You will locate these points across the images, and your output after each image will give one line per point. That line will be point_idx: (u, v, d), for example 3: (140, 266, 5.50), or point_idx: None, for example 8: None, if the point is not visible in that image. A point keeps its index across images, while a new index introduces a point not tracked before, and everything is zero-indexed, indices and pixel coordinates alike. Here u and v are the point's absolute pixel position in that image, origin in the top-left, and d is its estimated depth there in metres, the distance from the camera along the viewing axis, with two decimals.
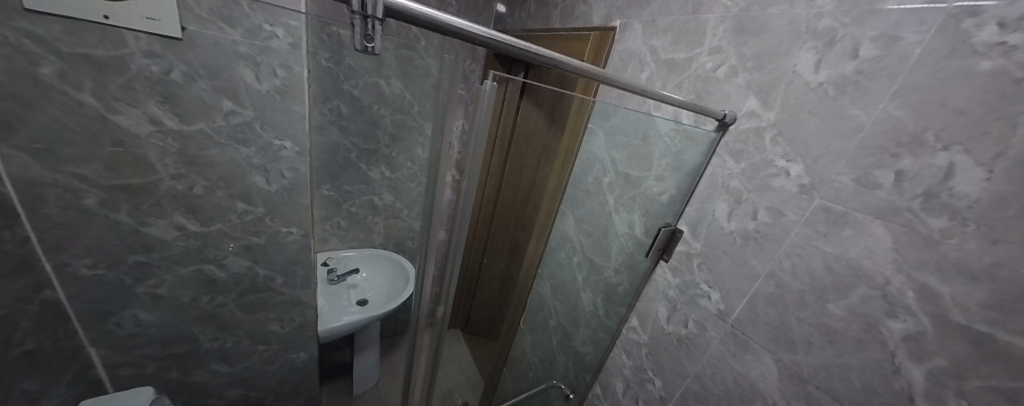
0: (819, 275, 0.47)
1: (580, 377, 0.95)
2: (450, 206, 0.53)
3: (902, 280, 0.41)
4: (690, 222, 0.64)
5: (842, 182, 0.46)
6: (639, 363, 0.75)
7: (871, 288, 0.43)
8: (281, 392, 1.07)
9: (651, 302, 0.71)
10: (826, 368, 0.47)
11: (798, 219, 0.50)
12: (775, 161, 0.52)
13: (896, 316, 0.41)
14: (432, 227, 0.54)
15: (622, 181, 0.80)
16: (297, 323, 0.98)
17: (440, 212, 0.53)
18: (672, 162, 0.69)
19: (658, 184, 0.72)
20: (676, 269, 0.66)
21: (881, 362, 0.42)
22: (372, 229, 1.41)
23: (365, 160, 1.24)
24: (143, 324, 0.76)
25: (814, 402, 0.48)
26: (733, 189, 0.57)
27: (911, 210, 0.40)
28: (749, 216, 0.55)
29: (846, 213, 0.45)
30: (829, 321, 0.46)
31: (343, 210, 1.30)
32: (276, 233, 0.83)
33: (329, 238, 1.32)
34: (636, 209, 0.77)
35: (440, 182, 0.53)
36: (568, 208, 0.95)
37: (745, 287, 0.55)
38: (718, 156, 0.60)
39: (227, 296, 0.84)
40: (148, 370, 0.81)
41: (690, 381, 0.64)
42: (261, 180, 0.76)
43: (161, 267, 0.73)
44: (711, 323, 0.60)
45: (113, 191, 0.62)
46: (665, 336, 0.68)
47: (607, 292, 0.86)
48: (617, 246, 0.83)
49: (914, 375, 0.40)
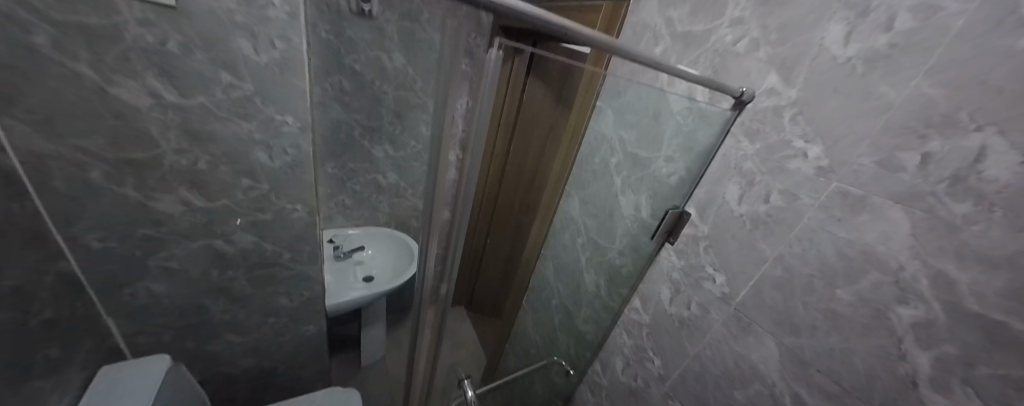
0: (829, 260, 0.46)
1: (580, 355, 0.97)
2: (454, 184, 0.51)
3: (917, 267, 0.40)
4: (699, 205, 0.63)
5: (863, 164, 0.44)
6: (640, 342, 0.76)
7: (884, 274, 0.42)
8: (292, 362, 1.12)
9: (654, 283, 0.72)
10: (829, 352, 0.47)
11: (812, 204, 0.48)
12: (793, 142, 0.50)
13: (908, 302, 0.40)
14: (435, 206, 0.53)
15: (629, 162, 0.78)
16: (306, 297, 1.00)
17: (444, 190, 0.52)
18: (683, 142, 0.66)
19: (667, 165, 0.70)
20: (682, 252, 0.66)
21: (886, 347, 0.42)
22: (376, 208, 1.41)
23: (369, 137, 1.22)
24: (155, 295, 0.79)
25: (814, 384, 0.48)
26: (746, 171, 0.55)
27: (936, 194, 0.38)
28: (761, 199, 0.53)
29: (864, 197, 0.44)
30: (837, 306, 0.46)
31: (347, 188, 1.30)
32: (282, 209, 0.84)
33: (335, 215, 1.34)
34: (643, 191, 0.76)
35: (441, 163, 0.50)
36: (574, 190, 0.94)
37: (752, 270, 0.55)
38: (732, 137, 0.57)
39: (237, 270, 0.86)
40: (165, 339, 0.85)
41: (689, 362, 0.65)
42: (265, 156, 0.75)
43: (170, 241, 0.74)
44: (714, 305, 0.60)
45: (118, 165, 0.62)
46: (667, 317, 0.69)
47: (610, 273, 0.86)
48: (622, 227, 0.82)
49: (921, 360, 0.39)
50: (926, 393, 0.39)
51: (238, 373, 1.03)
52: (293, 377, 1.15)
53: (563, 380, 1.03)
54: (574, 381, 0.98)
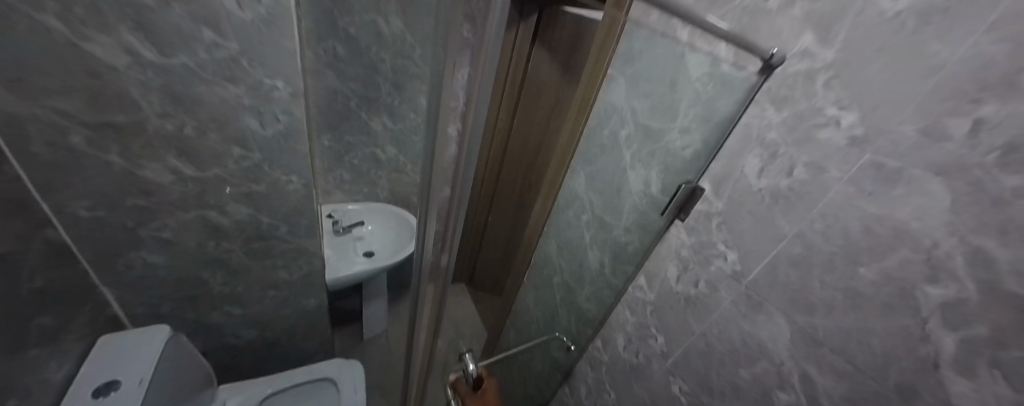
0: (854, 237, 0.44)
1: (580, 331, 0.97)
2: (454, 165, 0.38)
3: (953, 244, 0.36)
4: (715, 180, 0.59)
5: (904, 133, 0.39)
6: (643, 320, 0.75)
7: (915, 251, 0.39)
8: (294, 335, 1.13)
9: (661, 261, 0.70)
10: (845, 331, 0.45)
11: (841, 177, 0.45)
12: (825, 109, 0.46)
13: (938, 281, 0.38)
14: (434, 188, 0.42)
15: (641, 134, 0.74)
16: (305, 271, 0.99)
17: (444, 174, 0.40)
18: (702, 111, 0.62)
19: (682, 137, 0.65)
20: (692, 229, 0.63)
21: (909, 327, 0.40)
22: (375, 183, 1.38)
23: (366, 109, 1.17)
24: (151, 266, 0.77)
25: (826, 364, 0.47)
26: (769, 142, 0.52)
27: (984, 165, 0.34)
28: (783, 172, 0.50)
29: (900, 169, 0.40)
30: (858, 284, 0.44)
31: (345, 162, 1.26)
32: (276, 181, 0.81)
33: (333, 190, 1.31)
34: (654, 165, 0.72)
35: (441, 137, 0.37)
36: (580, 165, 0.92)
37: (767, 247, 0.53)
38: (757, 105, 0.53)
39: (233, 243, 0.84)
40: (164, 310, 0.84)
41: (694, 340, 0.64)
42: (257, 123, 0.71)
43: (162, 211, 0.72)
44: (723, 283, 0.59)
45: (100, 129, 0.58)
46: (672, 295, 0.67)
47: (615, 251, 0.84)
48: (630, 204, 0.79)
49: (946, 342, 0.37)
50: (948, 374, 0.37)
51: (242, 344, 1.04)
52: (296, 349, 1.17)
53: (563, 355, 1.03)
54: (574, 357, 0.98)
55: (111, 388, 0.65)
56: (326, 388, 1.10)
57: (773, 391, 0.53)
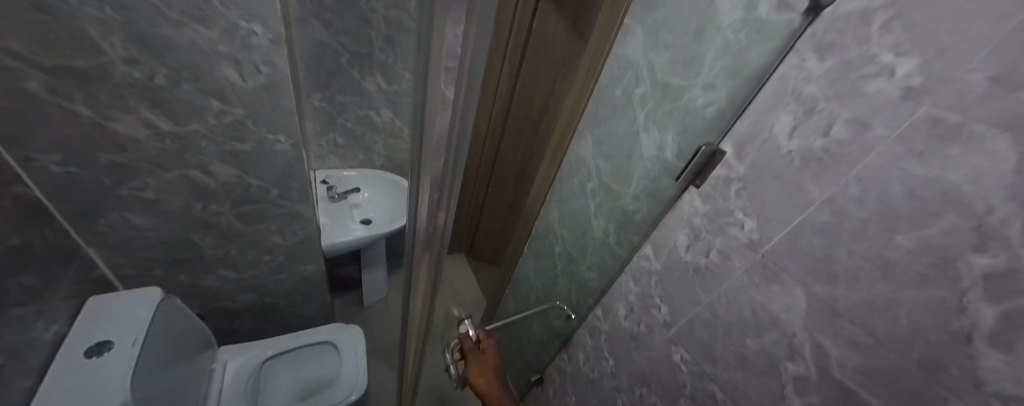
0: (893, 202, 0.40)
1: (580, 301, 0.95)
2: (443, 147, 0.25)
3: (1011, 209, 0.32)
4: (739, 141, 0.54)
5: (971, 82, 0.33)
6: (646, 290, 0.74)
7: (963, 217, 0.35)
8: (294, 300, 1.12)
9: (671, 230, 0.67)
10: (869, 303, 0.42)
11: (886, 135, 0.40)
12: (879, 56, 0.39)
13: (985, 249, 0.33)
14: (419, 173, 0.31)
15: (658, 92, 0.68)
16: (300, 237, 0.96)
17: (431, 163, 0.28)
18: (730, 64, 0.55)
19: (704, 95, 0.59)
20: (707, 196, 0.60)
21: (944, 299, 0.37)
22: (371, 148, 1.33)
23: (358, 66, 1.08)
24: (137, 227, 0.74)
25: (842, 335, 0.45)
26: (806, 98, 0.46)
27: None
28: (818, 131, 0.45)
29: (961, 124, 0.34)
30: (891, 253, 0.40)
31: (339, 126, 1.20)
32: (262, 140, 0.75)
33: (326, 155, 1.25)
34: (670, 128, 0.66)
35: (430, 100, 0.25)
36: (589, 129, 0.87)
37: (791, 215, 0.49)
38: (797, 54, 0.47)
39: (222, 205, 0.80)
40: (156, 272, 0.82)
41: (701, 310, 0.63)
42: (235, 74, 0.63)
43: (141, 169, 0.67)
44: (737, 253, 0.56)
45: (59, 74, 0.52)
46: (681, 265, 0.65)
47: (621, 220, 0.80)
48: (641, 170, 0.74)
49: (984, 315, 0.34)
50: (981, 349, 0.34)
51: (241, 308, 1.04)
52: (297, 313, 1.17)
53: (563, 323, 1.03)
54: (574, 326, 0.98)
55: (104, 350, 0.64)
56: (328, 350, 1.11)
57: (780, 361, 0.52)
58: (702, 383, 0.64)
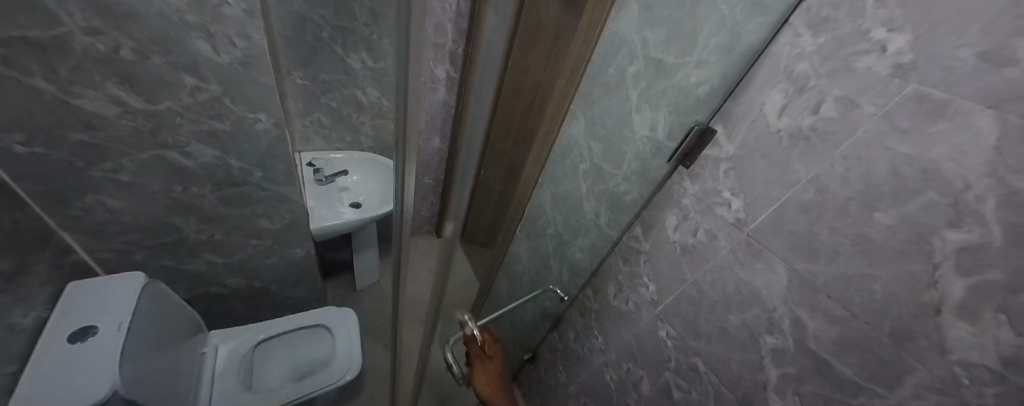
0: (876, 180, 0.40)
1: (570, 281, 0.97)
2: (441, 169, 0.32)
3: (988, 186, 0.33)
4: (729, 120, 0.54)
5: (960, 59, 0.34)
6: (635, 269, 0.75)
7: (941, 194, 0.36)
8: (284, 283, 1.11)
9: (660, 211, 0.67)
10: (846, 278, 0.44)
11: (874, 112, 0.40)
12: (872, 32, 0.39)
13: (960, 225, 0.35)
14: (403, 152, 0.31)
15: (651, 70, 0.67)
16: (288, 220, 0.95)
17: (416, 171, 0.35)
18: (723, 40, 0.54)
19: (696, 72, 0.58)
20: (696, 177, 0.60)
21: (918, 274, 0.38)
22: (358, 129, 1.29)
23: (341, 42, 1.03)
24: (114, 211, 0.71)
25: (820, 309, 0.47)
26: (797, 75, 0.46)
27: None
28: (809, 109, 0.45)
29: (946, 101, 0.35)
30: (870, 230, 0.41)
31: (322, 105, 1.15)
32: (241, 119, 0.71)
33: (311, 136, 1.21)
34: (662, 107, 0.65)
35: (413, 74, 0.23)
36: (582, 109, 0.86)
37: (778, 195, 0.50)
38: (791, 29, 0.46)
39: (204, 187, 0.77)
40: (138, 257, 0.80)
41: (687, 287, 0.64)
42: (207, 47, 0.60)
43: (113, 150, 0.63)
44: (723, 232, 0.57)
45: (15, 47, 0.47)
46: (669, 244, 0.66)
47: (611, 201, 0.80)
48: (633, 151, 0.73)
49: (954, 288, 0.36)
50: (948, 319, 0.36)
51: (229, 292, 1.02)
52: (288, 297, 1.17)
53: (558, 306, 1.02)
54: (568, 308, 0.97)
55: (88, 334, 0.63)
56: (320, 332, 1.12)
57: (761, 335, 0.54)
58: (686, 357, 0.66)
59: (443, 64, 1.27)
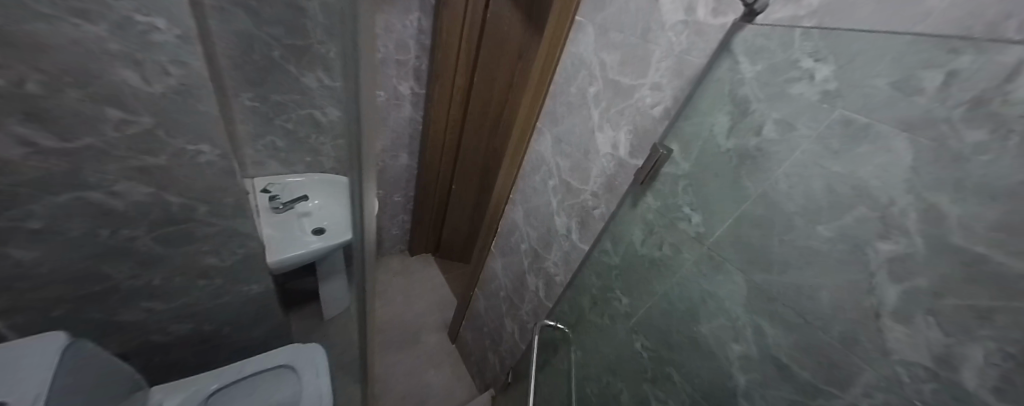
0: (817, 196, 0.43)
1: (545, 297, 0.93)
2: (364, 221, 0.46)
3: (909, 201, 0.36)
4: (683, 140, 0.56)
5: (877, 87, 0.37)
6: (608, 283, 0.76)
7: (871, 209, 0.39)
8: (238, 324, 1.00)
9: (627, 227, 0.68)
10: (798, 287, 0.47)
11: (808, 134, 0.43)
12: (800, 61, 0.42)
13: (889, 237, 0.38)
14: (359, 168, 0.39)
15: (610, 91, 0.66)
16: (243, 253, 0.83)
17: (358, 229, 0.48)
18: (674, 64, 0.55)
19: (652, 94, 0.59)
20: (659, 193, 0.62)
21: (858, 281, 0.41)
22: (318, 151, 1.22)
23: (294, 60, 0.97)
24: (24, 263, 0.59)
25: (777, 316, 0.49)
26: (740, 99, 0.49)
27: (948, 121, 0.33)
28: (752, 131, 0.48)
29: (868, 126, 0.38)
30: (815, 242, 0.44)
31: (277, 127, 1.09)
32: (183, 152, 0.58)
33: (266, 160, 1.14)
34: (623, 125, 0.64)
35: (364, 112, 0.36)
36: (547, 127, 0.83)
37: (732, 210, 0.52)
38: (731, 56, 0.48)
39: (137, 228, 0.65)
40: (58, 312, 0.69)
41: (657, 299, 0.66)
42: (137, 76, 0.46)
43: (17, 196, 0.50)
44: (687, 245, 0.59)
45: None
46: (637, 257, 0.68)
47: (582, 216, 0.77)
48: (597, 168, 0.71)
49: (889, 294, 0.39)
50: (886, 323, 0.39)
51: (174, 339, 0.91)
52: (245, 336, 1.05)
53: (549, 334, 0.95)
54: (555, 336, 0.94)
55: None
56: (282, 373, 1.04)
57: (728, 344, 0.56)
58: (662, 368, 0.68)
59: (407, 81, 1.22)
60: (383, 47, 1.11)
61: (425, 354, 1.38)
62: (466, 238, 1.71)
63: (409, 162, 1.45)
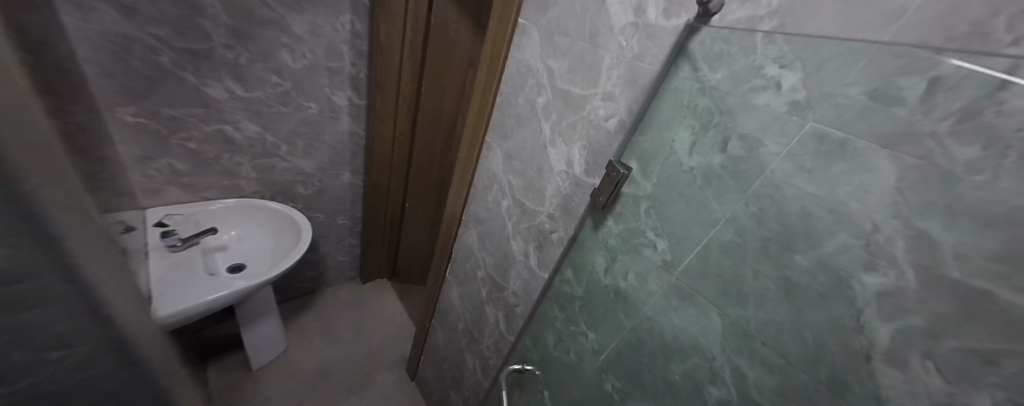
0: (791, 221, 0.37)
1: (506, 330, 0.82)
2: None
3: (894, 227, 0.31)
4: (643, 157, 0.50)
5: (851, 97, 0.32)
6: (572, 316, 0.67)
7: (853, 236, 0.33)
8: None
9: (588, 253, 0.61)
10: (777, 324, 0.40)
11: (777, 151, 0.37)
12: (764, 68, 0.37)
13: (876, 269, 0.33)
14: None
15: (560, 101, 0.58)
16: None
17: None
18: (627, 74, 0.48)
19: (605, 105, 0.52)
20: (620, 216, 0.55)
21: (843, 319, 0.35)
22: (235, 173, 1.03)
23: (192, 66, 0.83)
24: None
25: (756, 357, 0.42)
26: (701, 111, 0.43)
27: (933, 135, 0.28)
28: (716, 147, 0.42)
29: (843, 141, 0.33)
30: (792, 273, 0.38)
31: (174, 147, 0.90)
32: None
33: (165, 188, 0.94)
34: (576, 140, 0.56)
35: None
36: (497, 142, 0.74)
37: (699, 235, 0.46)
38: (690, 63, 0.43)
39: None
40: None
41: (624, 334, 0.58)
42: None
43: None
44: (653, 275, 0.52)
45: None
46: (601, 288, 0.60)
47: (540, 240, 0.68)
48: (553, 187, 0.63)
49: (880, 333, 0.33)
50: (879, 366, 0.33)
51: None
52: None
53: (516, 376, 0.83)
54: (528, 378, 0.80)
55: None
56: None
57: (704, 386, 0.48)
58: None
59: (344, 91, 1.08)
60: (309, 52, 0.96)
61: (377, 398, 1.21)
62: (426, 257, 1.60)
63: (353, 181, 1.29)
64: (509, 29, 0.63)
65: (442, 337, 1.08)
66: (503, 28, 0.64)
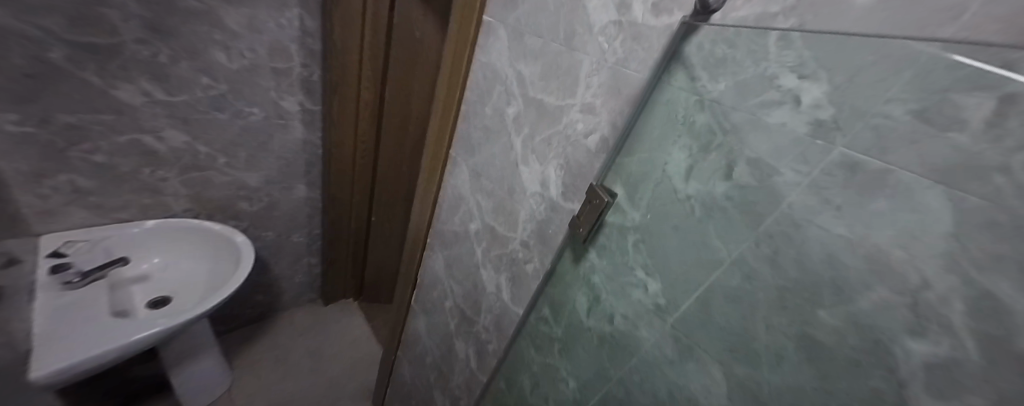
0: (813, 267, 0.31)
1: (477, 369, 0.72)
2: None
3: (951, 285, 0.24)
4: (630, 182, 0.43)
5: (892, 116, 0.24)
6: (552, 358, 0.58)
7: (895, 291, 0.27)
8: None
9: (569, 289, 0.53)
10: (798, 392, 0.33)
11: (792, 182, 0.30)
12: (779, 78, 0.29)
13: (926, 334, 0.26)
14: None
15: (532, 113, 0.49)
16: None
17: None
18: (609, 84, 0.39)
19: (583, 118, 0.42)
20: (604, 249, 0.48)
21: (884, 394, 0.28)
22: (159, 189, 0.89)
23: (96, 65, 0.68)
24: None
25: None
26: (699, 129, 0.36)
27: (1007, 171, 0.20)
28: (719, 174, 0.35)
29: (883, 173, 0.26)
30: (816, 332, 0.31)
31: (75, 161, 0.75)
32: None
33: (67, 209, 0.79)
34: (551, 158, 0.48)
35: None
36: (463, 157, 0.65)
37: (700, 278, 0.38)
38: (686, 70, 0.35)
39: None
40: None
41: (611, 386, 0.49)
42: None
43: None
44: (643, 320, 0.45)
45: None
46: (586, 332, 0.52)
47: (512, 271, 0.59)
48: (526, 211, 0.54)
49: None
50: None
51: None
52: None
53: None
54: None
55: None
56: None
57: None
58: None
59: (293, 95, 0.95)
60: (248, 51, 0.83)
61: None
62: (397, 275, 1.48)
63: (309, 195, 1.15)
64: (472, 28, 0.54)
65: (409, 371, 0.97)
66: (466, 26, 0.55)
